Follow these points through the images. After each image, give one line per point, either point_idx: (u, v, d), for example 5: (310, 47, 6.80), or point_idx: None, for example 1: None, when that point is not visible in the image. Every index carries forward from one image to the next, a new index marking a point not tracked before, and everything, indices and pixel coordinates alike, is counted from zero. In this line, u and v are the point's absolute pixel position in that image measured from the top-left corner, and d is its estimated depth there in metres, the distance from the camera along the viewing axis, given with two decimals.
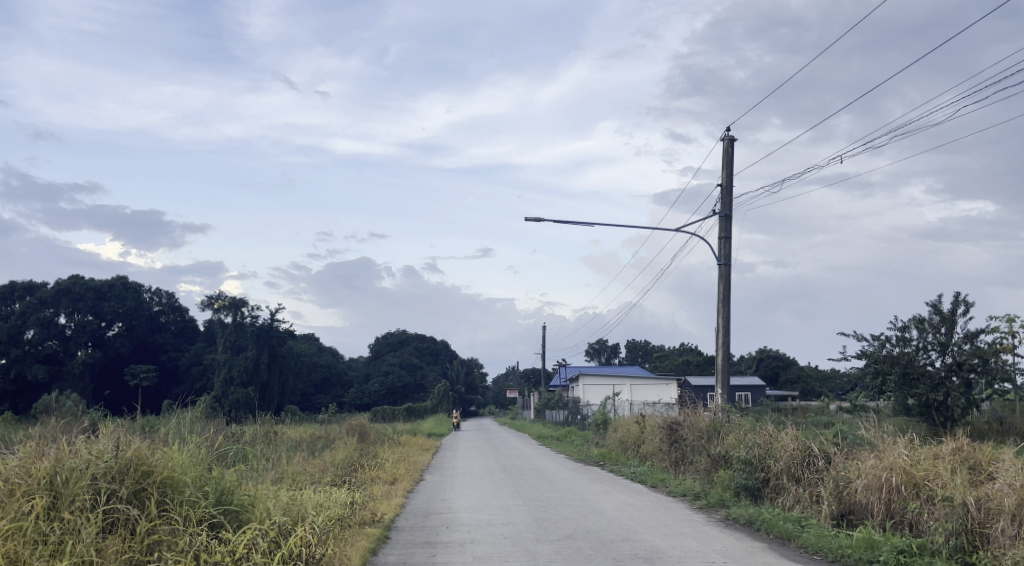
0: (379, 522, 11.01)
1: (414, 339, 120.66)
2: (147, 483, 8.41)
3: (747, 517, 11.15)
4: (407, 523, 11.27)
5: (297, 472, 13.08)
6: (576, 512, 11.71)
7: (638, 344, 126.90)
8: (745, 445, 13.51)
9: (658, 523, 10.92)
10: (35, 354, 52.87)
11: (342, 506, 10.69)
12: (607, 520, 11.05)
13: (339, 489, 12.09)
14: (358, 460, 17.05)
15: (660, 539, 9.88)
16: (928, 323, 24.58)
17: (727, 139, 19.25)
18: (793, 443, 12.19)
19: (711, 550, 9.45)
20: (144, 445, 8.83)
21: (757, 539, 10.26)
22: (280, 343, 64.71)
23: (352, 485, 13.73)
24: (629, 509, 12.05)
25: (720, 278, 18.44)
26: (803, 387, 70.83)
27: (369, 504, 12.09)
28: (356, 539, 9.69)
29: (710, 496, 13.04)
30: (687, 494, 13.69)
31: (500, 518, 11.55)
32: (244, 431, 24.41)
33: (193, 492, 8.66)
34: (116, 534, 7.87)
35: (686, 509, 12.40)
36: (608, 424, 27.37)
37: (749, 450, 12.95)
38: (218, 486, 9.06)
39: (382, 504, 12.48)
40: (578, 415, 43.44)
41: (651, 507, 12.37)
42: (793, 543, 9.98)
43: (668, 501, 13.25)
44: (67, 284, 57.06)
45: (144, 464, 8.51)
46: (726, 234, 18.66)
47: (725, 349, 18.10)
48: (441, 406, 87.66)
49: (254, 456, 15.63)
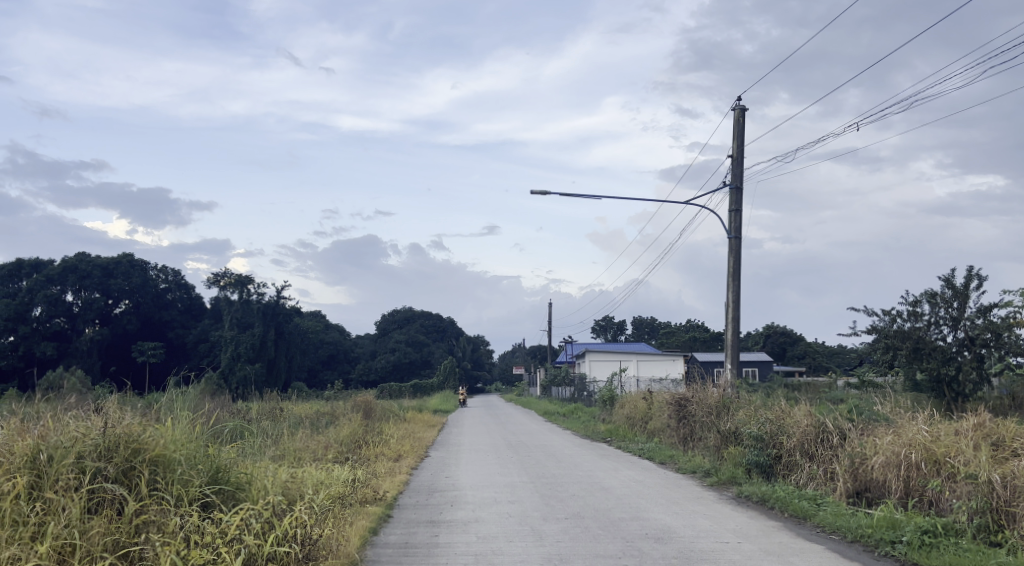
0: (381, 500, 10.77)
1: (420, 316, 120.65)
2: (137, 462, 8.16)
3: (760, 496, 10.88)
4: (411, 501, 11.05)
5: (298, 449, 12.84)
6: (584, 490, 11.44)
7: (645, 320, 126.74)
8: (756, 421, 13.22)
9: (668, 501, 10.66)
10: (42, 331, 52.91)
11: (343, 484, 10.44)
12: (616, 498, 10.78)
13: (342, 467, 11.83)
14: (363, 437, 16.86)
15: (670, 518, 9.62)
16: (940, 297, 24.22)
17: (739, 109, 18.79)
18: (806, 419, 11.90)
19: (725, 529, 9.18)
20: (136, 421, 8.58)
21: (771, 518, 9.98)
22: (286, 320, 64.68)
23: (354, 462, 13.50)
24: (638, 486, 11.79)
25: (731, 251, 18.07)
26: (810, 362, 70.61)
27: (372, 481, 11.86)
28: (356, 519, 9.44)
29: (720, 473, 12.77)
30: (696, 471, 13.44)
31: (506, 495, 11.31)
32: (249, 407, 24.28)
33: (186, 471, 8.41)
34: (101, 515, 7.66)
35: (696, 486, 12.12)
36: (614, 400, 27.19)
37: (761, 426, 12.66)
38: (213, 463, 8.83)
39: (385, 481, 12.26)
40: (585, 391, 43.31)
41: (661, 484, 12.09)
42: (809, 522, 9.72)
43: (677, 478, 13.01)
44: (73, 261, 56.97)
45: (136, 441, 8.26)
46: (736, 206, 18.27)
47: (735, 323, 17.79)
48: (447, 383, 87.70)
49: (257, 433, 15.43)
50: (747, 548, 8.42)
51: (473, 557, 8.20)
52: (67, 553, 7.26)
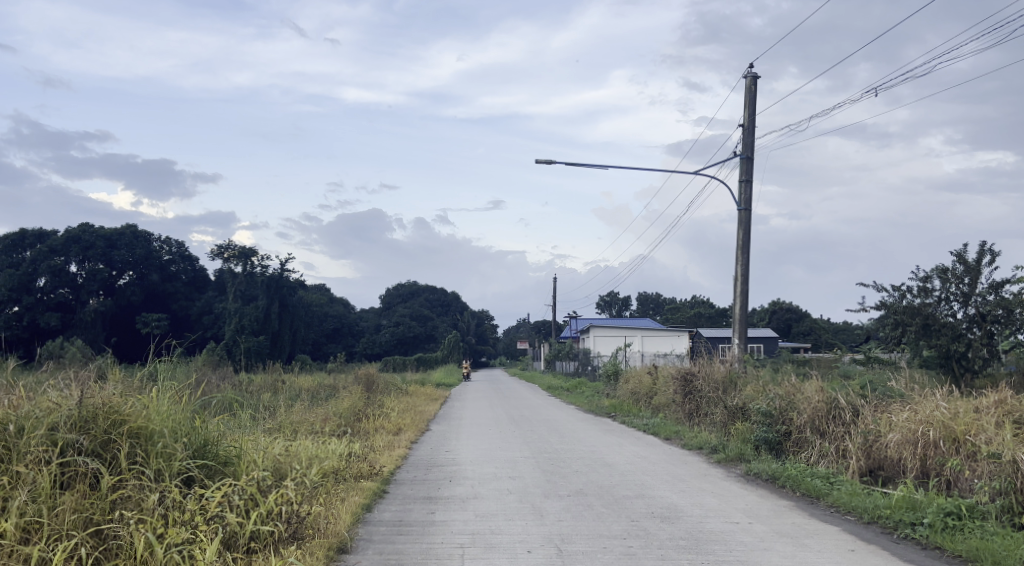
0: (378, 473, 10.51)
1: (425, 290, 120.48)
2: (117, 433, 7.88)
3: (770, 473, 10.58)
4: (409, 476, 10.78)
5: (295, 422, 12.60)
6: (587, 466, 11.16)
7: (650, 296, 126.42)
8: (765, 397, 12.90)
9: (675, 478, 10.35)
10: (47, 302, 52.76)
11: (337, 458, 10.21)
12: (620, 475, 10.49)
13: (340, 441, 11.58)
14: (363, 410, 16.62)
15: (677, 496, 9.32)
16: (951, 273, 23.81)
17: (750, 77, 18.26)
18: (817, 395, 11.58)
19: (735, 509, 8.86)
20: (118, 392, 8.31)
21: (781, 496, 9.68)
22: (290, 293, 64.50)
23: (353, 435, 13.25)
24: (643, 462, 11.51)
25: (740, 223, 17.64)
26: (815, 338, 70.32)
27: (369, 455, 11.60)
28: (349, 494, 9.19)
29: (728, 450, 12.45)
30: (702, 447, 13.14)
31: (507, 471, 11.04)
32: (251, 379, 24.07)
33: (169, 444, 8.13)
34: (73, 489, 7.39)
35: (703, 463, 11.82)
36: (618, 375, 26.89)
37: (770, 401, 12.35)
38: (201, 437, 8.60)
39: (383, 455, 12.00)
40: (589, 366, 43.06)
41: (667, 460, 11.79)
42: (822, 502, 9.42)
43: (683, 454, 12.72)
44: (77, 232, 56.77)
45: (118, 412, 8.00)
46: (747, 177, 17.84)
47: (743, 298, 17.41)
48: (451, 356, 87.62)
49: (256, 406, 15.19)
50: (759, 529, 8.11)
51: (470, 536, 7.92)
52: (33, 530, 6.97)
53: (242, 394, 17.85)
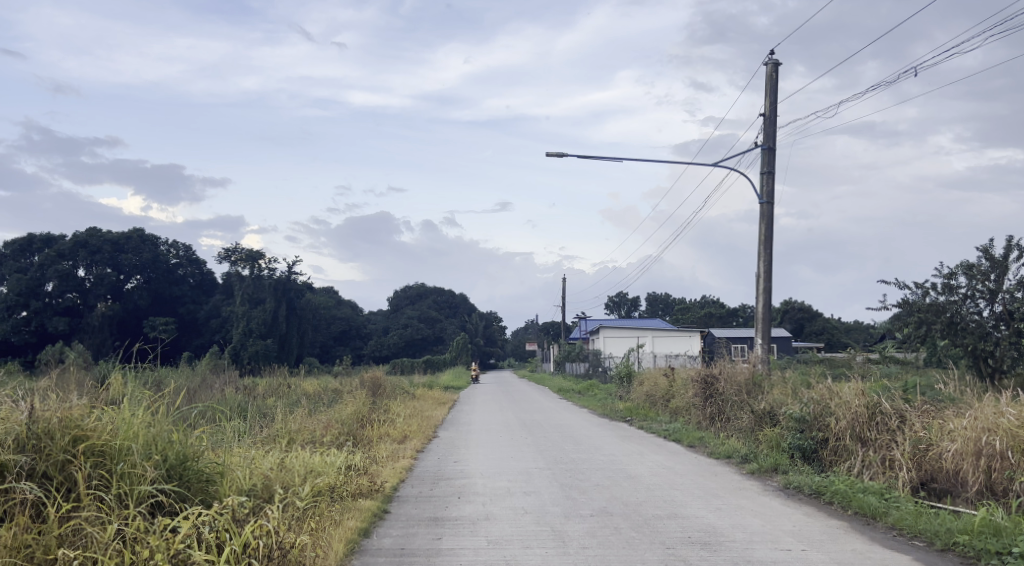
0: (381, 490, 9.74)
1: (433, 292, 119.85)
2: (76, 453, 7.32)
3: (814, 488, 9.77)
4: (413, 492, 9.99)
5: (294, 430, 11.88)
6: (609, 480, 10.33)
7: (659, 296, 125.33)
8: (797, 400, 12.09)
9: (708, 493, 9.53)
10: (54, 307, 52.02)
11: (335, 473, 9.50)
12: (646, 489, 9.67)
13: (341, 451, 10.84)
14: (368, 416, 15.86)
15: (715, 517, 8.50)
16: (977, 270, 22.94)
17: (772, 63, 17.36)
18: (857, 399, 10.81)
19: (782, 532, 8.04)
20: (81, 406, 7.76)
21: (830, 515, 8.85)
22: (298, 296, 63.84)
23: (356, 444, 12.52)
24: (669, 475, 10.67)
25: (762, 217, 16.78)
26: (829, 338, 69.28)
27: (371, 468, 10.84)
28: (344, 517, 8.43)
29: (761, 459, 11.64)
30: (731, 456, 12.31)
31: (521, 485, 10.24)
32: (255, 384, 23.35)
33: (139, 462, 7.51)
34: (15, 520, 6.79)
35: (736, 474, 11.00)
36: (632, 378, 26.05)
37: (804, 406, 11.54)
38: (181, 452, 7.97)
39: (386, 467, 11.23)
40: (600, 368, 42.24)
41: (696, 471, 10.98)
42: (880, 522, 8.59)
43: (712, 464, 11.88)
44: (84, 237, 56.29)
45: (77, 428, 7.45)
46: (769, 168, 17.00)
47: (767, 296, 16.55)
48: (460, 358, 86.98)
49: (253, 415, 14.45)
50: (815, 558, 7.29)
51: None
52: None
53: (242, 402, 17.11)
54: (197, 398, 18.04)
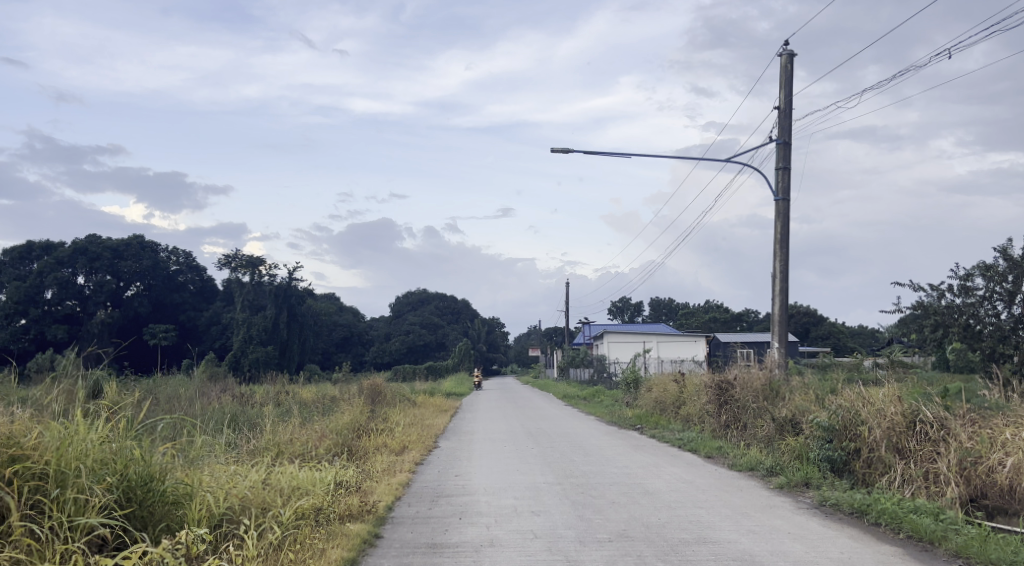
0: (375, 511, 9.04)
1: (435, 298, 119.37)
2: (13, 475, 6.72)
3: (858, 507, 9.03)
4: (409, 512, 9.25)
5: (285, 442, 11.18)
6: (626, 496, 9.57)
7: (663, 301, 124.54)
8: (824, 408, 11.40)
9: (737, 512, 8.78)
10: (53, 314, 50.89)
11: (322, 493, 8.87)
12: (667, 508, 8.91)
13: (332, 465, 10.19)
14: (365, 425, 15.14)
15: (750, 541, 7.75)
16: (994, 271, 22.15)
17: (786, 53, 16.60)
18: (894, 407, 10.16)
19: (826, 559, 7.31)
20: (27, 422, 7.18)
21: (879, 539, 8.11)
22: (298, 302, 63.13)
23: (351, 457, 11.82)
24: (689, 490, 9.91)
25: (778, 215, 16.02)
26: (835, 342, 68.37)
27: (365, 484, 10.16)
28: (325, 543, 7.76)
29: (790, 473, 10.91)
30: (754, 468, 11.58)
31: (529, 504, 9.48)
32: (252, 392, 22.62)
33: (86, 485, 6.91)
34: None
35: (764, 489, 10.24)
36: (639, 383, 25.29)
37: (833, 415, 10.88)
38: (142, 471, 7.44)
39: (381, 483, 10.52)
40: (605, 373, 41.51)
41: (720, 485, 10.23)
42: (939, 548, 7.84)
43: (735, 477, 11.16)
44: (83, 244, 56.60)
45: (18, 447, 6.85)
46: (784, 164, 16.27)
47: (783, 296, 15.81)
48: (463, 364, 86.20)
49: (242, 428, 13.70)
50: None
51: None
52: None
53: (235, 411, 16.37)
54: (188, 409, 17.30)
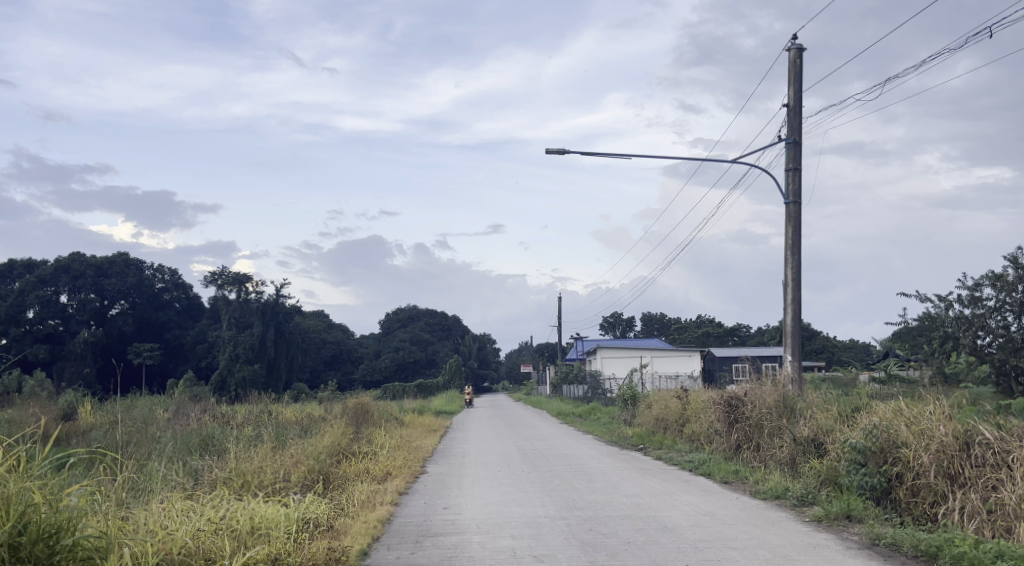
0: (344, 557, 8.00)
1: (425, 314, 118.21)
2: None
3: (928, 550, 8.13)
4: (387, 558, 8.20)
5: (250, 473, 10.10)
6: (642, 534, 8.54)
7: (654, 316, 123.47)
8: (858, 429, 10.69)
9: (776, 555, 7.83)
10: (35, 334, 49.88)
11: (280, 540, 7.94)
12: (694, 551, 7.89)
13: (298, 499, 9.26)
14: (344, 451, 14.00)
15: None
16: (1004, 281, 21.17)
17: (795, 47, 15.60)
18: (944, 428, 9.63)
19: None
20: None
21: None
22: (286, 320, 61.90)
23: (325, 490, 10.75)
24: (712, 524, 8.90)
25: (789, 219, 15.02)
26: (829, 356, 67.31)
27: (338, 524, 9.15)
28: None
29: (827, 503, 10.11)
30: (780, 496, 10.76)
31: (529, 545, 8.40)
32: (233, 411, 21.42)
33: None
34: None
35: (799, 524, 9.25)
36: (637, 400, 24.24)
37: (868, 436, 10.29)
38: (44, 522, 6.79)
39: (359, 519, 9.49)
40: (600, 390, 40.42)
41: (747, 519, 9.21)
42: None
43: (763, 508, 10.22)
44: (66, 262, 55.22)
45: None
46: (794, 165, 15.29)
47: (795, 306, 14.78)
48: (454, 382, 84.90)
49: (209, 454, 12.59)
50: None
51: None
52: None
53: (204, 435, 15.15)
54: (157, 435, 16.08)
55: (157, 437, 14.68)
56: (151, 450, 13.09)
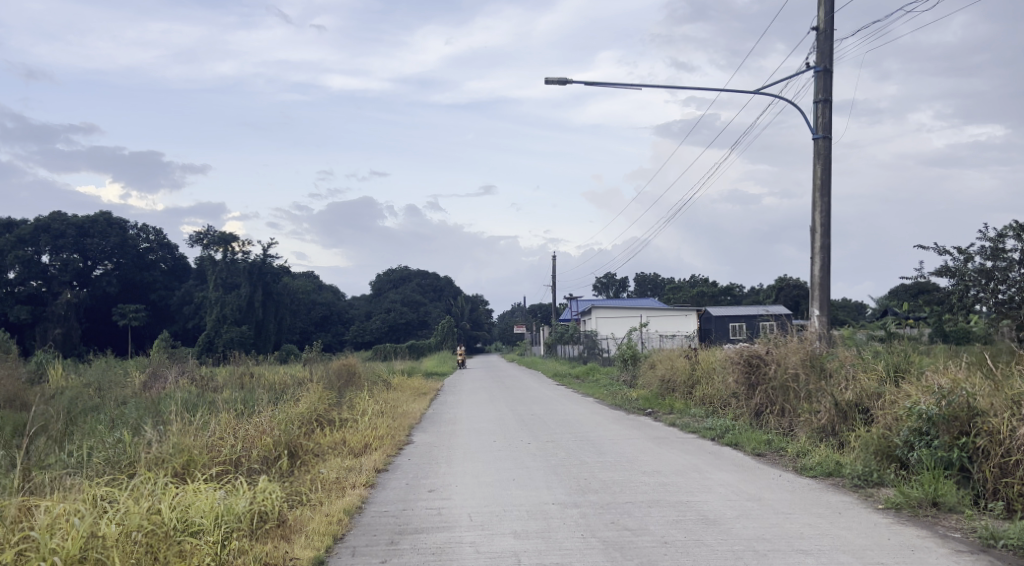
0: None
1: (416, 274, 116.53)
2: None
3: None
4: None
5: (189, 457, 8.78)
6: (684, 532, 7.30)
7: (648, 276, 122.33)
8: (926, 395, 9.52)
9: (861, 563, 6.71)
10: (17, 295, 48.38)
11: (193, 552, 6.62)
12: (757, 559, 6.71)
13: (238, 489, 7.94)
14: (321, 420, 12.54)
15: None
16: None
17: None
18: None
19: None
20: None
21: None
22: (274, 280, 60.19)
23: (281, 473, 9.38)
24: (765, 519, 7.73)
25: (819, 156, 14.04)
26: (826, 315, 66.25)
27: (282, 523, 7.83)
28: None
29: (903, 486, 9.08)
30: (835, 475, 9.83)
31: (531, 549, 7.00)
32: (213, 373, 19.89)
33: None
34: None
35: (875, 515, 8.15)
36: (639, 359, 22.96)
37: (941, 402, 9.18)
38: None
39: (313, 513, 8.16)
40: (597, 350, 39.12)
41: (807, 508, 8.19)
42: None
43: (820, 491, 9.04)
44: (46, 220, 52.53)
45: None
46: (823, 96, 14.44)
47: (823, 255, 13.69)
48: (446, 342, 83.66)
49: (164, 422, 11.30)
50: None
51: None
52: None
53: (168, 398, 13.69)
54: (123, 400, 14.59)
55: (115, 406, 13.21)
56: (103, 417, 11.80)
